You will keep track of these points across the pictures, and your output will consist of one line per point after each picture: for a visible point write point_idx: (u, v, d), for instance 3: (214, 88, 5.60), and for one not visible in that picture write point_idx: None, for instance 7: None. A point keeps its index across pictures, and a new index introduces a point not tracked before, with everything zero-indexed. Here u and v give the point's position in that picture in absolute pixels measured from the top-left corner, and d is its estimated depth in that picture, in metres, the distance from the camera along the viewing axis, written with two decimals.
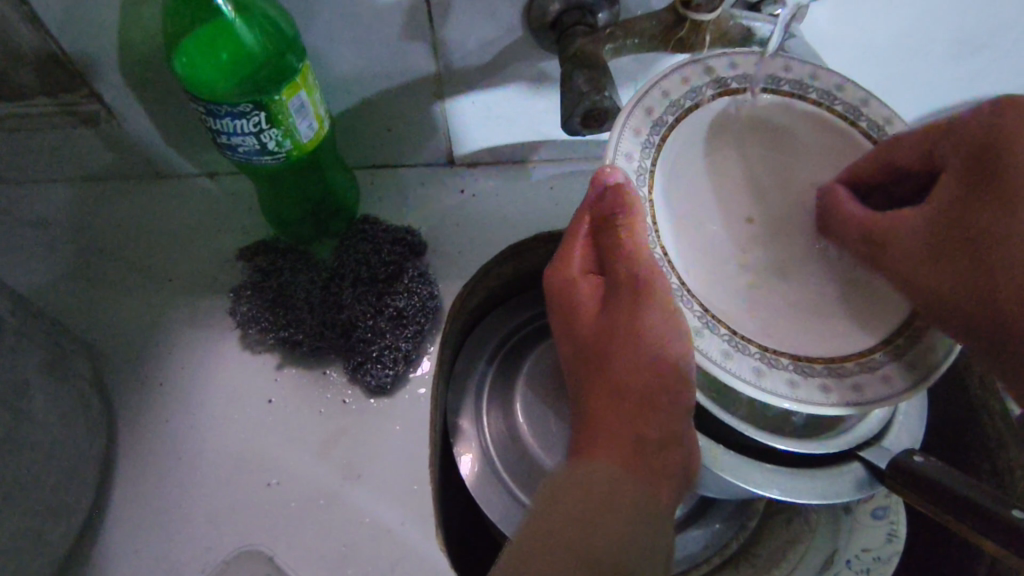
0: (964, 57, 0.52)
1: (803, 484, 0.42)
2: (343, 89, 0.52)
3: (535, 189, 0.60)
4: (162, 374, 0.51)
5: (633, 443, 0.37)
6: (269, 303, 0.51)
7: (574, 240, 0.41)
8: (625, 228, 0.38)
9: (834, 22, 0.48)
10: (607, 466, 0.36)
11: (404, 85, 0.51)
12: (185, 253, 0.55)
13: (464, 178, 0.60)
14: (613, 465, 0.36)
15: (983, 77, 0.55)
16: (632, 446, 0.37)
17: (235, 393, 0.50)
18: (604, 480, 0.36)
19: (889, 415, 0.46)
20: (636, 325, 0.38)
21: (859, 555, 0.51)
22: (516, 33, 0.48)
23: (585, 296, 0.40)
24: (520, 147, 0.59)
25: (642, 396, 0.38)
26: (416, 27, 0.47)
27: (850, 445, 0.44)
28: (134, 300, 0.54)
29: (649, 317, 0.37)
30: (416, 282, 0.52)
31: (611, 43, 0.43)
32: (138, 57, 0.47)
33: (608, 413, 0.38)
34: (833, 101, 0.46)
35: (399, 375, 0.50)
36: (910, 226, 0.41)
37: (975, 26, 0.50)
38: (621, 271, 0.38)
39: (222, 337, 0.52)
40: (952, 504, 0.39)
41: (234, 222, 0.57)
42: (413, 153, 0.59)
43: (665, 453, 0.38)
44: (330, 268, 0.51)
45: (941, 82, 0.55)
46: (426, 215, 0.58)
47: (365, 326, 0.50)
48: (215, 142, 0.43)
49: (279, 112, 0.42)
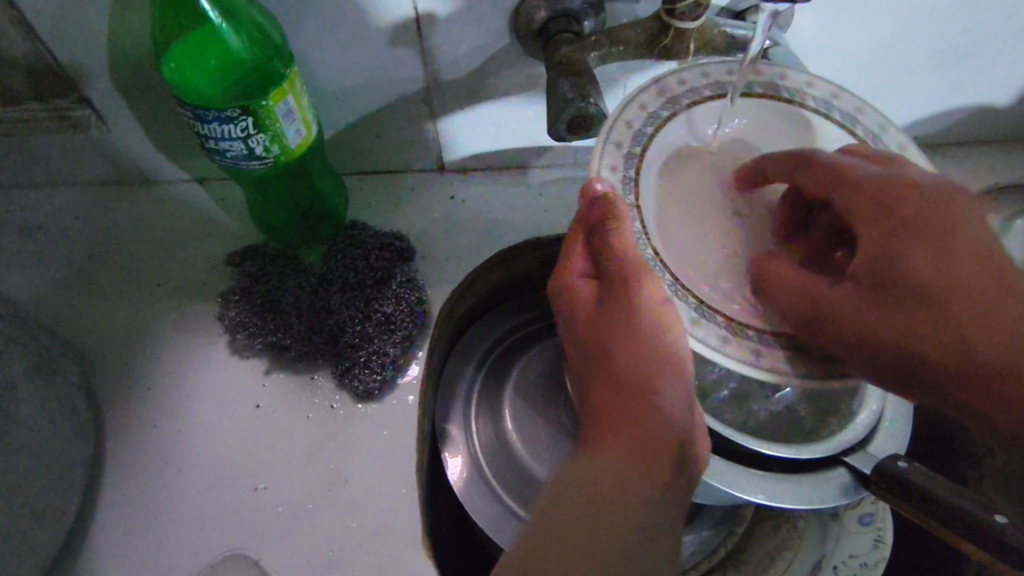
0: (948, 66, 0.53)
1: (788, 489, 0.42)
2: (332, 96, 0.52)
3: (525, 194, 0.60)
4: (150, 379, 0.51)
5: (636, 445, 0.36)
6: (257, 308, 0.51)
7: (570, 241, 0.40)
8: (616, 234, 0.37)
9: (817, 29, 0.48)
10: (614, 461, 0.36)
11: (393, 91, 0.52)
12: (175, 258, 0.56)
13: (454, 183, 0.60)
14: (619, 460, 0.36)
15: (968, 86, 0.55)
16: (636, 444, 0.37)
17: (223, 398, 0.50)
18: (607, 477, 0.36)
19: (875, 419, 0.46)
20: (629, 327, 0.37)
21: (847, 561, 0.51)
22: (503, 40, 0.48)
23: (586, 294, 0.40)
24: (510, 153, 0.59)
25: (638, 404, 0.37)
26: (404, 34, 0.47)
27: (835, 450, 0.44)
28: (122, 306, 0.54)
29: (642, 319, 0.37)
30: (404, 288, 0.52)
31: (595, 50, 0.43)
32: (128, 63, 0.47)
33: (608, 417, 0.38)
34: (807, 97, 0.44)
35: (387, 380, 0.50)
36: (849, 291, 0.37)
37: (958, 35, 0.50)
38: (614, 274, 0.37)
39: (210, 342, 0.52)
40: (932, 510, 0.39)
41: (224, 228, 0.57)
42: (402, 160, 0.59)
43: (677, 460, 0.36)
44: (319, 274, 0.52)
45: (925, 90, 0.55)
46: (415, 220, 0.58)
47: (353, 331, 0.50)
48: (203, 147, 0.43)
49: (266, 116, 0.42)
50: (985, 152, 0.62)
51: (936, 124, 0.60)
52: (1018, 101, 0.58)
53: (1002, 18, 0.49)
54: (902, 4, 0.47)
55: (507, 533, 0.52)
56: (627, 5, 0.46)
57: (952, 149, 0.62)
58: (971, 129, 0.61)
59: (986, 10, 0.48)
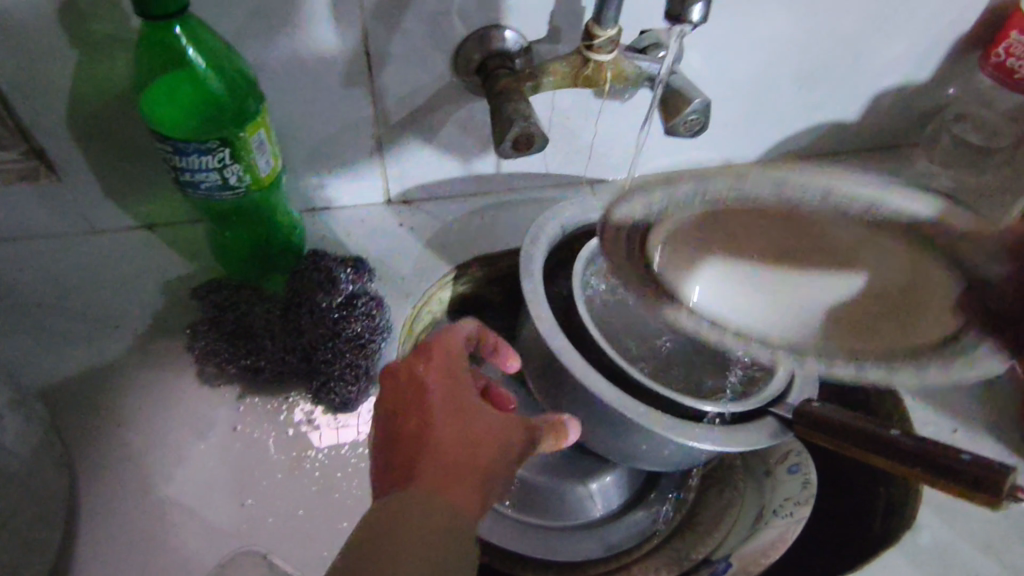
0: (801, 87, 0.66)
1: (729, 435, 0.49)
2: (290, 137, 0.58)
3: (469, 218, 0.67)
4: (119, 415, 0.51)
5: (462, 461, 0.39)
6: (228, 336, 0.54)
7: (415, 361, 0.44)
8: (450, 365, 0.44)
9: (693, 58, 0.61)
10: None
11: (347, 128, 0.58)
12: (133, 299, 0.57)
13: (404, 213, 0.67)
14: None
15: (823, 103, 0.69)
16: None
17: (198, 423, 0.52)
18: None
19: (788, 376, 0.55)
20: (444, 391, 0.42)
21: (783, 504, 0.55)
22: (444, 80, 0.56)
23: (433, 378, 0.43)
24: (451, 182, 0.67)
25: (482, 450, 0.40)
26: (358, 75, 0.54)
27: (763, 403, 0.52)
28: (83, 347, 0.55)
29: (438, 385, 0.43)
30: (370, 305, 0.57)
31: (531, 82, 0.52)
32: (92, 111, 0.51)
33: (471, 471, 0.39)
34: (640, 65, 0.53)
35: (362, 390, 0.54)
36: None
37: (804, 59, 0.64)
38: (403, 378, 0.43)
39: (181, 373, 0.54)
40: (861, 437, 0.46)
41: (181, 266, 0.59)
42: (355, 195, 0.65)
43: None
44: (288, 299, 0.55)
45: (788, 113, 0.69)
46: (368, 248, 0.63)
47: (326, 348, 0.54)
48: (178, 179, 0.47)
49: (242, 149, 0.46)
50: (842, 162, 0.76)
51: (799, 142, 0.73)
52: (861, 116, 0.72)
53: (831, 44, 0.63)
54: (756, 34, 0.60)
55: (485, 522, 0.57)
56: (549, 47, 0.56)
57: (818, 158, 0.75)
58: (828, 144, 0.74)
59: (822, 34, 0.62)
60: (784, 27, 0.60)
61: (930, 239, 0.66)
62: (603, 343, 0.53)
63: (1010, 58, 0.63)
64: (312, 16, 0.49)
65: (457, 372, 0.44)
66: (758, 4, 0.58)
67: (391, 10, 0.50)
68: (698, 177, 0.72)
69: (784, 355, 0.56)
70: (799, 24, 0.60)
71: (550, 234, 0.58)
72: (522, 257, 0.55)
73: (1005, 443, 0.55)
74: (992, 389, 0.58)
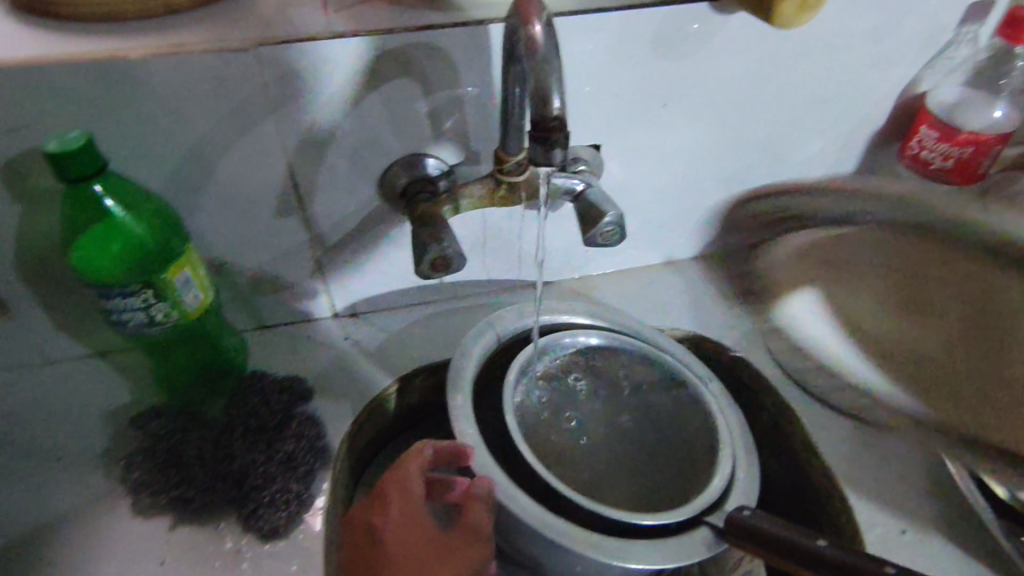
0: (727, 187, 0.68)
1: (658, 552, 0.48)
2: (229, 265, 0.60)
3: (414, 328, 0.68)
4: (48, 554, 0.52)
5: None
6: (161, 465, 0.54)
7: (374, 508, 0.51)
8: (401, 507, 0.51)
9: (613, 169, 0.63)
10: None
11: (285, 253, 0.61)
12: (75, 431, 0.58)
13: (349, 327, 0.68)
14: None
15: (753, 199, 0.71)
16: None
17: (126, 559, 0.52)
18: None
19: (730, 473, 0.53)
20: (397, 538, 0.50)
21: None
22: (373, 205, 0.59)
23: (385, 528, 0.50)
24: (394, 294, 0.68)
25: None
26: (290, 206, 0.57)
27: (698, 512, 0.51)
28: (19, 484, 0.55)
29: (389, 534, 0.50)
30: (305, 425, 0.57)
31: (449, 205, 0.55)
32: (34, 257, 0.54)
33: None
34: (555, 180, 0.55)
35: (293, 515, 0.53)
36: None
37: (725, 163, 0.66)
38: (361, 531, 0.51)
39: (113, 506, 0.54)
40: (792, 552, 0.45)
41: (125, 394, 0.61)
42: (300, 312, 0.67)
43: None
44: (222, 423, 0.56)
45: (721, 209, 0.71)
46: (310, 365, 0.64)
47: (256, 473, 0.53)
48: (106, 319, 0.49)
49: (165, 288, 0.48)
50: (786, 250, 0.77)
51: (738, 235, 0.75)
52: None
53: (748, 147, 0.65)
54: (672, 144, 0.63)
55: None
56: (471, 169, 0.59)
57: (759, 250, 0.76)
58: (767, 236, 0.76)
59: (738, 139, 0.64)
60: (698, 136, 0.63)
61: (872, 329, 0.65)
62: (531, 459, 0.52)
63: (923, 150, 0.66)
64: (238, 161, 0.53)
65: (411, 508, 0.51)
66: (668, 117, 0.60)
67: (313, 150, 0.54)
68: (640, 276, 0.74)
69: (725, 458, 0.54)
70: (712, 132, 0.63)
71: (484, 344, 0.59)
72: (452, 371, 0.56)
73: (958, 542, 0.53)
74: (941, 484, 0.57)
